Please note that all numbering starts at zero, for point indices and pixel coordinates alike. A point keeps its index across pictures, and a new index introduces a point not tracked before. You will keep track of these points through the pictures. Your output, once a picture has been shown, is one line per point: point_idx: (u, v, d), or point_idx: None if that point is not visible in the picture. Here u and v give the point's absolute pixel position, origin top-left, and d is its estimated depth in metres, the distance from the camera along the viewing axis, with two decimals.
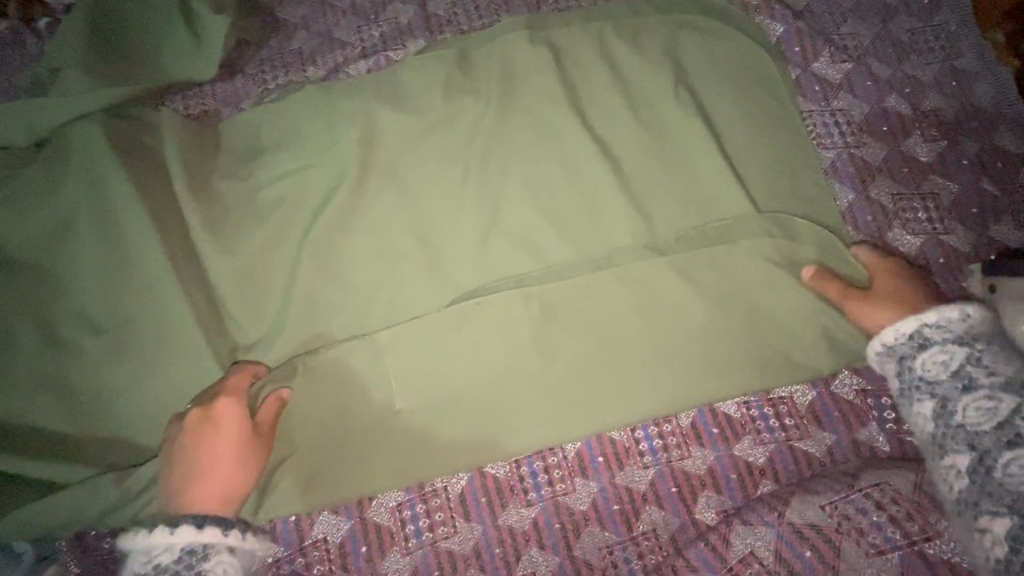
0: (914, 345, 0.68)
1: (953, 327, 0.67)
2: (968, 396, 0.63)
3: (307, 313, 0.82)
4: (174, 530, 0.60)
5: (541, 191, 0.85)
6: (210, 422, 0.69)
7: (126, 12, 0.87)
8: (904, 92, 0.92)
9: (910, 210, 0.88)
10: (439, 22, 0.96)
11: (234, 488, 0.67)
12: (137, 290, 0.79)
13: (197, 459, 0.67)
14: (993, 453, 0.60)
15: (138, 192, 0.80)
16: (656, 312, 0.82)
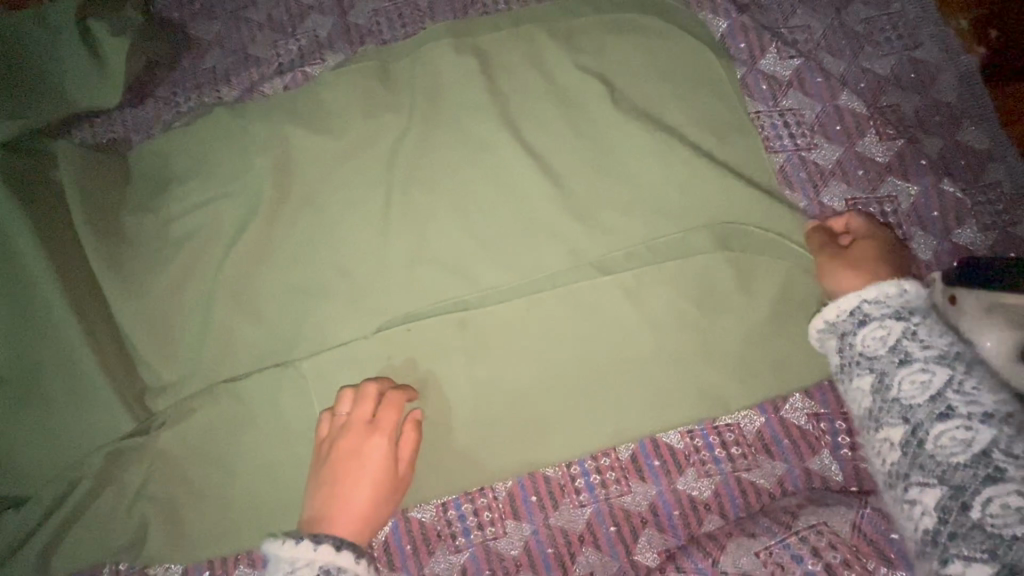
0: (853, 321, 0.64)
1: (893, 300, 0.63)
2: (903, 368, 0.58)
3: (223, 352, 0.78)
4: (317, 546, 0.57)
5: (467, 212, 0.80)
6: (354, 454, 0.65)
7: (21, 38, 0.82)
8: (858, 88, 0.86)
9: (866, 217, 0.82)
10: (360, 32, 0.90)
11: (370, 520, 0.63)
12: (34, 335, 0.74)
13: (342, 493, 0.63)
14: (925, 425, 0.55)
15: (32, 230, 0.75)
16: (593, 337, 0.76)
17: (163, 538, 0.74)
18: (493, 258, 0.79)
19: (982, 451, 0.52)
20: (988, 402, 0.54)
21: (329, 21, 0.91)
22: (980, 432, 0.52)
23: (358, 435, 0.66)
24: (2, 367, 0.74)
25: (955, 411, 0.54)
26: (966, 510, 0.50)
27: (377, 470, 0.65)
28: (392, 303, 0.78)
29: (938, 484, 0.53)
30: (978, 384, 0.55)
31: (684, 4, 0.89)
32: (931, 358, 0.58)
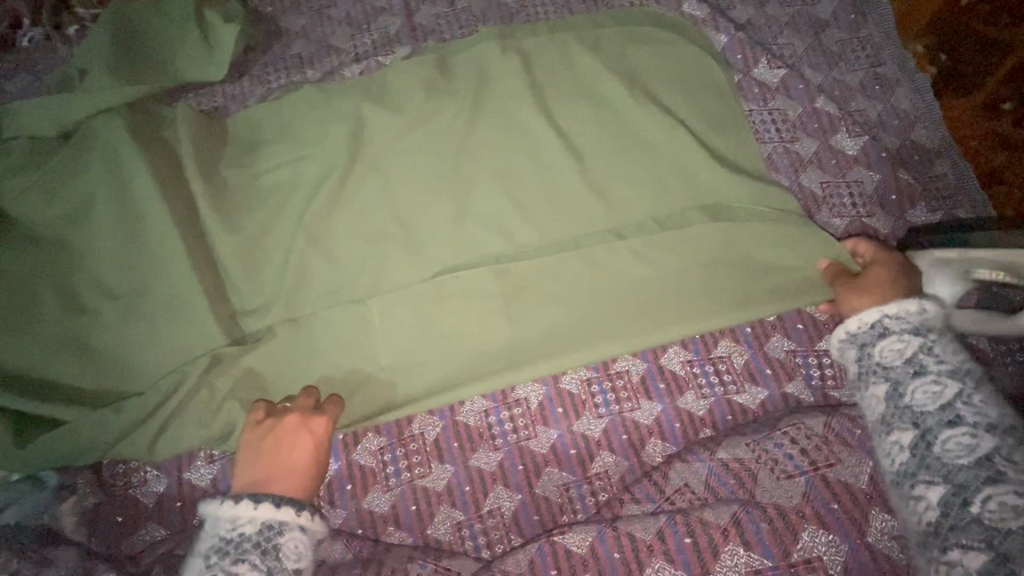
0: (873, 333, 0.76)
1: (912, 318, 0.75)
2: (917, 379, 0.70)
3: (300, 282, 0.92)
4: (258, 505, 0.68)
5: (510, 177, 0.97)
6: (298, 430, 0.77)
7: (149, 23, 1.01)
8: (832, 95, 1.05)
9: (837, 197, 0.99)
10: (424, 31, 1.08)
11: (307, 482, 0.74)
12: (149, 258, 0.90)
13: (279, 459, 0.75)
14: (934, 431, 0.67)
15: (152, 171, 0.91)
16: (610, 281, 0.93)
17: (245, 431, 0.87)
18: (530, 216, 0.96)
19: (984, 455, 0.63)
20: (992, 416, 0.66)
21: (398, 20, 1.09)
22: (983, 440, 0.64)
23: (295, 425, 0.78)
24: (125, 284, 0.90)
25: (963, 421, 0.66)
26: (966, 505, 0.61)
27: (310, 446, 0.76)
28: (445, 248, 0.94)
29: (941, 483, 0.64)
30: (983, 399, 0.67)
31: (692, 22, 1.08)
32: (942, 372, 0.70)
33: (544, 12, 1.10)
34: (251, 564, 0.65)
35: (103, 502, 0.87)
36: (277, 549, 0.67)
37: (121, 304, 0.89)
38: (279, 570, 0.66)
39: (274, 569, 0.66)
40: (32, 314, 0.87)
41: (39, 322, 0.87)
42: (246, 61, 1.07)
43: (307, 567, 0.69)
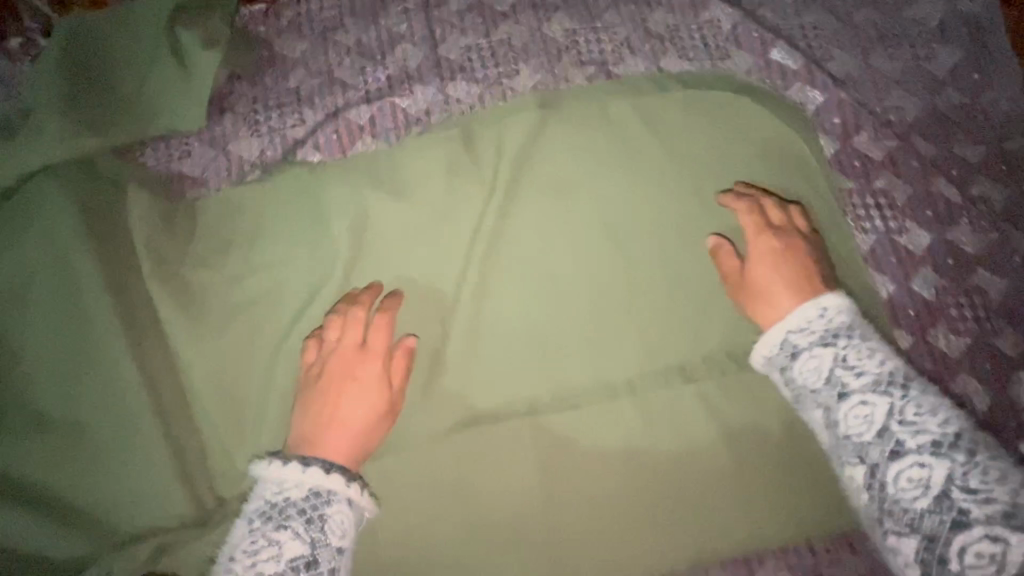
0: (786, 355, 0.65)
1: (816, 326, 0.65)
2: (896, 464, 0.56)
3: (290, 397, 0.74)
4: (306, 469, 0.61)
5: (555, 271, 0.78)
6: (353, 377, 0.69)
7: (110, 49, 0.80)
8: (950, 175, 0.85)
9: (954, 307, 0.80)
10: (451, 67, 0.88)
11: (365, 442, 0.68)
12: (92, 367, 0.71)
13: (335, 412, 0.68)
14: (878, 466, 0.57)
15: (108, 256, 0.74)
16: (672, 410, 0.76)
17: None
18: (577, 323, 0.77)
19: (942, 491, 0.53)
20: (933, 429, 0.56)
21: (419, 52, 0.88)
22: (933, 468, 0.54)
23: (355, 350, 0.71)
24: (63, 399, 0.71)
25: (904, 449, 0.56)
26: (945, 563, 0.51)
27: (375, 366, 0.70)
28: (474, 360, 0.77)
29: (912, 533, 0.54)
30: (919, 409, 0.57)
31: (779, 77, 0.88)
32: (923, 448, 0.55)
33: (599, 49, 0.90)
34: (295, 531, 0.58)
35: None
36: (323, 520, 0.59)
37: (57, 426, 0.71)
38: (321, 544, 0.58)
39: (317, 543, 0.58)
40: None
41: None
42: (227, 91, 0.86)
43: (350, 545, 0.61)
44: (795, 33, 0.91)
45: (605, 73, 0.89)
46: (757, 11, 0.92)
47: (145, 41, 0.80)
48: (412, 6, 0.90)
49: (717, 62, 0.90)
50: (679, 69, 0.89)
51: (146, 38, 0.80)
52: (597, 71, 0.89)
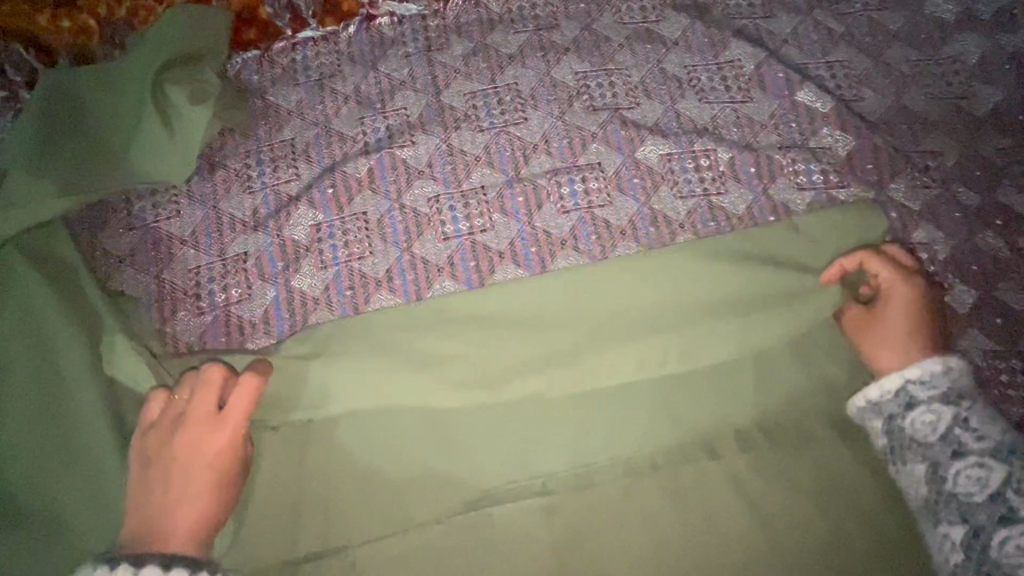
0: (899, 403, 0.62)
1: (938, 382, 0.61)
2: (912, 412, 0.61)
3: (277, 482, 0.68)
4: (137, 575, 0.51)
5: (570, 342, 0.71)
6: (181, 452, 0.59)
7: (95, 104, 0.76)
8: (999, 226, 0.78)
9: (1005, 373, 0.74)
10: (456, 115, 0.83)
11: (205, 517, 0.58)
12: (57, 454, 0.65)
13: (180, 492, 0.58)
14: (941, 465, 0.58)
15: (83, 330, 0.68)
16: (704, 497, 0.68)
17: None
18: (593, 395, 0.71)
19: (999, 493, 0.54)
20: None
21: (421, 100, 0.83)
22: (994, 470, 0.55)
23: (198, 417, 0.61)
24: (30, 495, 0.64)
25: (968, 448, 0.57)
26: (986, 547, 0.53)
27: (202, 470, 0.59)
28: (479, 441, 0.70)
29: (960, 520, 0.55)
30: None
31: (806, 119, 0.82)
32: (985, 453, 0.56)
33: (612, 93, 0.84)
34: None
35: None
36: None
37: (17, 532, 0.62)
38: None
39: None
40: None
41: None
42: (219, 145, 0.81)
43: None
44: (822, 73, 0.85)
45: (620, 117, 0.83)
46: (781, 50, 0.86)
47: (130, 93, 0.75)
48: (414, 50, 0.86)
49: (739, 104, 0.84)
50: (699, 113, 0.83)
51: (131, 90, 0.76)
52: (610, 116, 0.83)
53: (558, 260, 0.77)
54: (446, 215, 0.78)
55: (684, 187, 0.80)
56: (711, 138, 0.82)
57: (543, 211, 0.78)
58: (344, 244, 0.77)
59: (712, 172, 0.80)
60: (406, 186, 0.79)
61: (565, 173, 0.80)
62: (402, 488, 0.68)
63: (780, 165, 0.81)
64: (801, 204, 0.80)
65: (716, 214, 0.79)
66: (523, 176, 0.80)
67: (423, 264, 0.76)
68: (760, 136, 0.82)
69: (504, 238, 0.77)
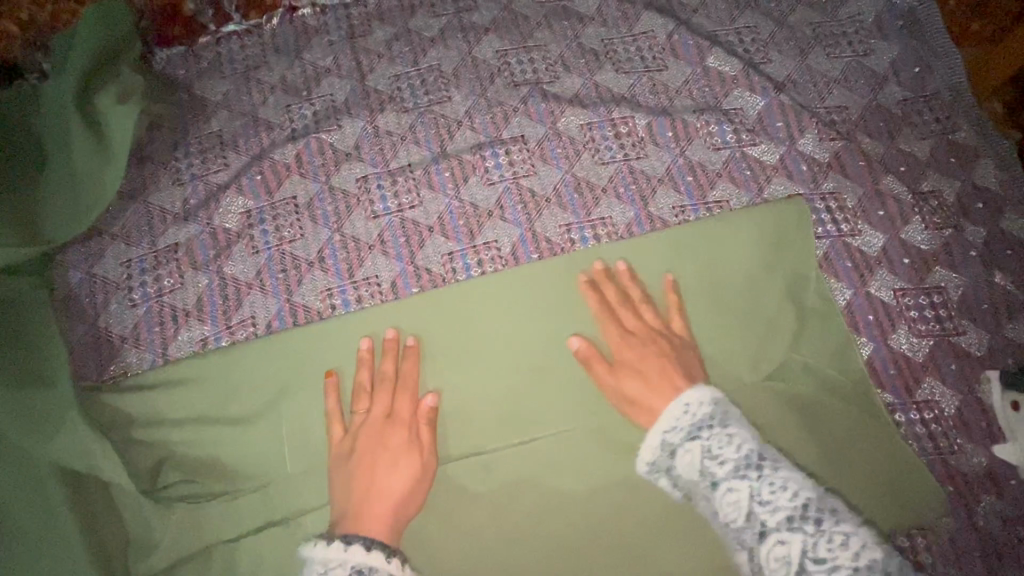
0: (667, 454, 0.54)
1: (684, 421, 0.54)
2: (679, 463, 0.53)
3: (204, 470, 0.67)
4: (349, 546, 0.53)
5: (499, 317, 0.73)
6: (391, 448, 0.63)
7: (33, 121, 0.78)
8: (899, 172, 0.83)
9: (916, 308, 0.77)
10: (381, 98, 0.85)
11: (403, 513, 0.61)
12: None
13: (370, 489, 0.61)
14: (755, 549, 0.48)
15: (16, 338, 0.68)
16: (637, 446, 0.70)
17: None
18: (522, 368, 0.72)
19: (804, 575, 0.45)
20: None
21: (346, 86, 0.85)
22: (777, 508, 0.48)
23: (379, 426, 0.65)
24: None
25: (766, 520, 0.48)
26: None
27: (409, 461, 0.63)
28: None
29: None
30: (882, 563, 0.44)
31: (718, 84, 0.86)
32: (757, 489, 0.49)
33: (532, 68, 0.87)
34: None
35: None
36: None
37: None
38: None
39: None
40: None
41: None
42: (148, 140, 0.82)
43: None
44: (731, 40, 0.89)
45: (540, 91, 0.86)
46: (691, 20, 0.90)
47: (58, 104, 0.76)
48: (337, 38, 0.88)
49: (654, 72, 0.87)
50: (616, 84, 0.86)
51: (60, 101, 0.76)
52: (532, 91, 0.86)
53: (486, 230, 0.79)
54: (374, 194, 0.80)
55: (604, 153, 0.83)
56: (628, 106, 0.85)
57: (469, 184, 0.81)
58: (275, 228, 0.78)
59: (631, 138, 0.84)
60: (334, 168, 0.81)
61: (489, 148, 0.82)
62: None
63: (695, 128, 0.84)
64: (717, 162, 0.83)
65: (637, 177, 0.82)
66: (448, 153, 0.82)
67: (353, 243, 0.78)
68: (675, 101, 0.86)
69: (432, 213, 0.79)
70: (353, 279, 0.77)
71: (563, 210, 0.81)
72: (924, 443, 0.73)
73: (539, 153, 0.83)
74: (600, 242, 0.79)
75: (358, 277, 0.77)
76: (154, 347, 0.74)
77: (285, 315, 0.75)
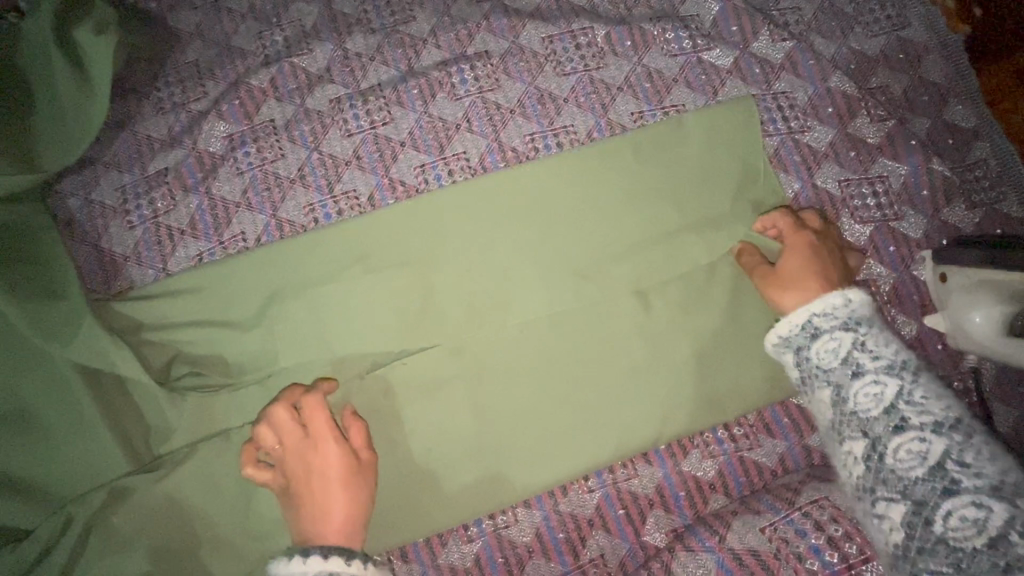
0: (807, 335, 0.62)
1: (839, 312, 0.62)
2: (816, 342, 0.61)
3: (209, 366, 0.75)
4: (308, 558, 0.57)
5: (471, 221, 0.79)
6: (313, 467, 0.66)
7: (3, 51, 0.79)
8: (848, 70, 0.87)
9: (858, 198, 0.83)
10: (347, 22, 0.88)
11: (355, 516, 0.65)
12: (17, 363, 0.71)
13: (320, 508, 0.64)
14: (844, 387, 0.58)
15: (23, 256, 0.74)
16: (598, 331, 0.78)
17: (168, 546, 0.70)
18: (493, 268, 0.78)
19: (891, 405, 0.55)
20: (938, 412, 0.53)
21: (314, 10, 0.88)
22: (888, 386, 0.56)
23: (303, 446, 0.66)
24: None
25: (866, 368, 0.58)
26: (930, 524, 0.49)
27: (340, 474, 0.65)
28: (399, 318, 0.77)
29: (903, 498, 0.52)
30: (927, 393, 0.55)
31: None
32: (880, 370, 0.57)
33: None
34: None
35: None
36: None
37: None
38: None
39: None
40: None
41: None
42: (128, 72, 0.85)
43: None
44: None
45: (502, 6, 0.88)
46: None
47: (31, 35, 0.78)
48: None
49: None
50: None
51: (32, 31, 0.78)
52: (493, 6, 0.88)
53: (455, 143, 0.84)
54: (348, 114, 0.84)
55: (565, 65, 0.87)
56: (587, 17, 0.88)
57: (437, 100, 0.85)
58: (257, 149, 0.83)
59: (591, 48, 0.87)
60: (309, 90, 0.85)
61: (455, 64, 0.86)
62: (326, 359, 0.76)
63: (652, 36, 0.87)
64: (674, 68, 0.87)
65: (597, 87, 0.86)
66: (416, 72, 0.86)
67: (331, 160, 0.83)
68: (633, 11, 0.88)
69: (404, 129, 0.84)
70: (333, 193, 0.83)
71: (527, 121, 0.85)
72: None
73: (503, 68, 0.86)
74: (562, 148, 0.84)
75: (337, 192, 0.83)
76: (155, 264, 0.81)
77: (272, 229, 0.82)
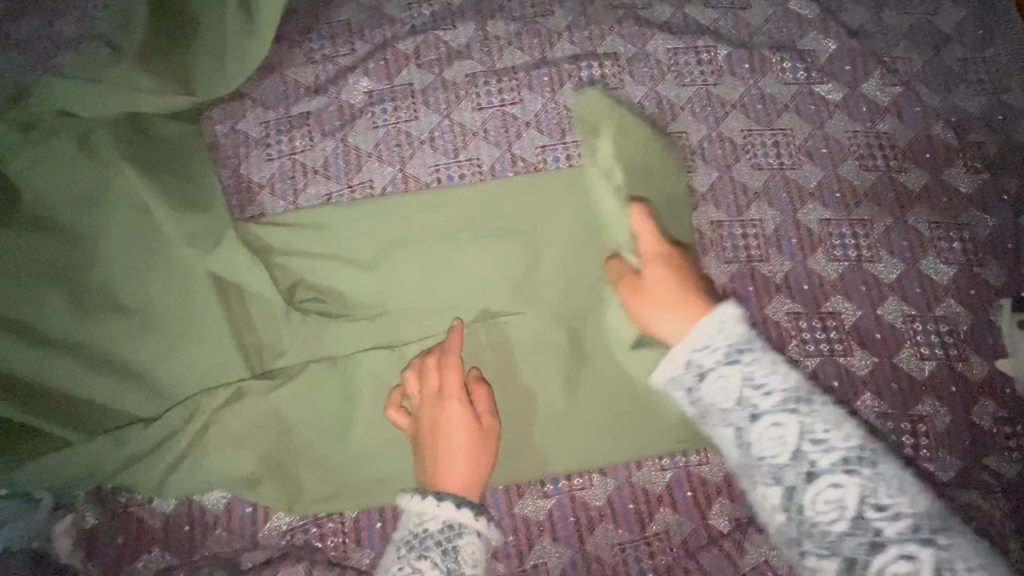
0: (693, 365, 0.53)
1: (717, 337, 0.53)
2: (705, 376, 0.53)
3: (325, 296, 0.81)
4: (440, 502, 0.61)
5: (582, 204, 0.84)
6: (437, 426, 0.68)
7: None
8: (950, 122, 0.92)
9: (945, 240, 0.88)
10: (491, 7, 0.95)
11: (471, 476, 0.66)
12: (161, 265, 0.78)
13: (436, 461, 0.66)
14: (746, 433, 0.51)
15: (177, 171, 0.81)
16: None
17: (271, 455, 0.75)
18: (597, 249, 0.83)
19: (797, 449, 0.48)
20: (844, 450, 0.47)
21: None
22: (789, 430, 0.49)
23: (431, 404, 0.70)
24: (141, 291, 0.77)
25: (763, 409, 0.50)
26: None
27: (463, 432, 0.67)
28: (505, 281, 0.82)
29: None
30: (827, 425, 0.48)
31: (795, 26, 0.95)
32: (777, 408, 0.49)
33: None
34: (433, 563, 0.57)
35: (104, 523, 0.74)
36: (457, 552, 0.59)
37: (126, 317, 0.77)
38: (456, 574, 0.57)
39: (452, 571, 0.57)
40: (28, 309, 0.75)
41: (38, 321, 0.75)
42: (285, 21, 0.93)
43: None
44: None
45: (634, 16, 0.95)
46: None
47: None
48: None
49: (738, 10, 0.96)
50: (702, 16, 0.96)
51: None
52: (626, 14, 0.95)
53: (575, 130, 0.90)
54: (481, 89, 0.91)
55: (686, 76, 0.93)
56: (711, 37, 0.94)
57: (564, 90, 0.91)
58: (394, 108, 0.90)
59: (711, 66, 0.93)
60: (448, 63, 0.92)
61: (585, 59, 0.93)
62: (433, 308, 0.81)
63: (770, 63, 0.93)
64: (786, 95, 0.93)
65: (713, 101, 0.92)
66: (548, 61, 0.93)
67: (459, 128, 0.90)
68: (755, 38, 0.95)
69: (530, 111, 0.91)
70: (458, 158, 0.89)
71: (644, 121, 0.91)
72: (936, 349, 0.84)
73: (629, 70, 0.93)
74: (674, 151, 0.90)
75: (462, 158, 0.89)
76: (287, 196, 0.87)
77: (397, 182, 0.88)
